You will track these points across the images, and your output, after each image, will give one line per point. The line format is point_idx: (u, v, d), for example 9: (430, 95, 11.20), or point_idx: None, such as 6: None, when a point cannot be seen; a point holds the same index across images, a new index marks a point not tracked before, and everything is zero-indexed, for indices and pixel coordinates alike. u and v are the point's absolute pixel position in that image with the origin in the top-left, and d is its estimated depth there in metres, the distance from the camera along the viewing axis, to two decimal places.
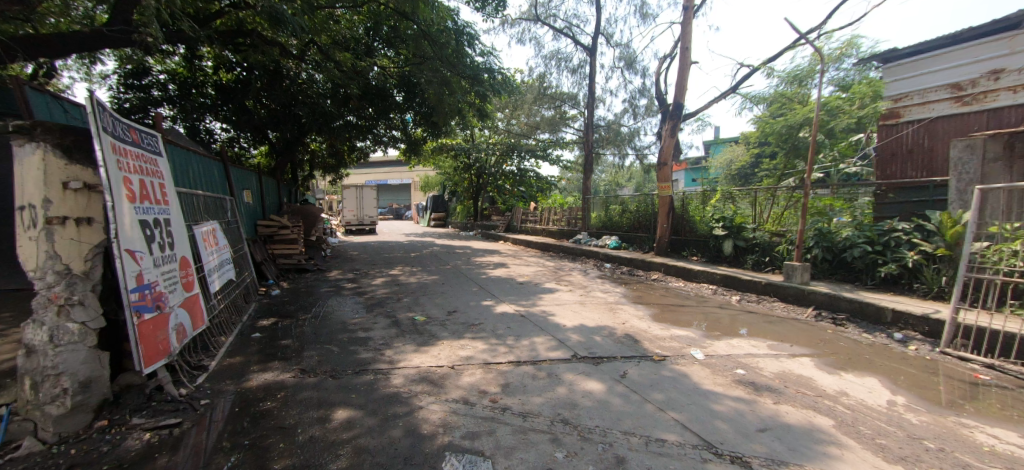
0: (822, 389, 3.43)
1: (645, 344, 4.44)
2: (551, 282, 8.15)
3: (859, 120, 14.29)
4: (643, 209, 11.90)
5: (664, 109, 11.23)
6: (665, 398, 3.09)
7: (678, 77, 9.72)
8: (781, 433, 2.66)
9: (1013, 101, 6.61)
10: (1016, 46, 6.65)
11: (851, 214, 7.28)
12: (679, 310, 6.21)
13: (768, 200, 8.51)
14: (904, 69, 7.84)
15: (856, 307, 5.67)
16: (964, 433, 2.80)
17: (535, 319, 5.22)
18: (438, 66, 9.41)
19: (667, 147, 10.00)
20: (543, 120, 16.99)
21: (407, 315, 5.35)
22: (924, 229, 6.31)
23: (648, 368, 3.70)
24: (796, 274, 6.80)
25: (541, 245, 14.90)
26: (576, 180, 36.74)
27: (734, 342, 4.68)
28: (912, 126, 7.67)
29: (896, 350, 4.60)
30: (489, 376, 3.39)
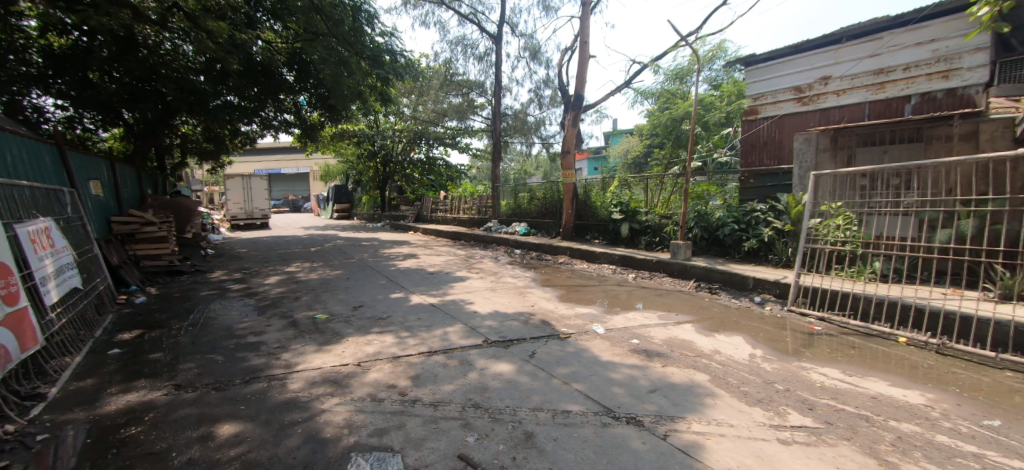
0: (700, 350, 3.91)
1: (552, 324, 4.66)
2: (462, 270, 8.14)
3: (727, 115, 16.43)
4: (550, 196, 12.37)
5: (566, 99, 11.69)
6: (569, 372, 3.27)
7: (579, 70, 10.19)
8: (668, 391, 2.98)
9: (838, 102, 8.03)
10: (839, 56, 8.00)
11: (723, 197, 8.33)
12: (583, 290, 6.59)
13: (657, 186, 9.36)
14: (759, 73, 9.08)
15: (727, 277, 6.52)
16: (804, 374, 3.38)
17: (447, 309, 5.18)
18: (332, 44, 8.68)
19: (570, 136, 10.47)
20: (450, 107, 16.73)
21: (307, 314, 4.97)
22: (776, 209, 7.46)
23: (554, 346, 3.89)
24: (681, 251, 7.61)
25: (452, 234, 14.79)
26: (485, 168, 36.88)
27: (631, 315, 5.10)
28: (765, 122, 8.96)
29: (757, 311, 5.40)
30: (398, 369, 3.29)
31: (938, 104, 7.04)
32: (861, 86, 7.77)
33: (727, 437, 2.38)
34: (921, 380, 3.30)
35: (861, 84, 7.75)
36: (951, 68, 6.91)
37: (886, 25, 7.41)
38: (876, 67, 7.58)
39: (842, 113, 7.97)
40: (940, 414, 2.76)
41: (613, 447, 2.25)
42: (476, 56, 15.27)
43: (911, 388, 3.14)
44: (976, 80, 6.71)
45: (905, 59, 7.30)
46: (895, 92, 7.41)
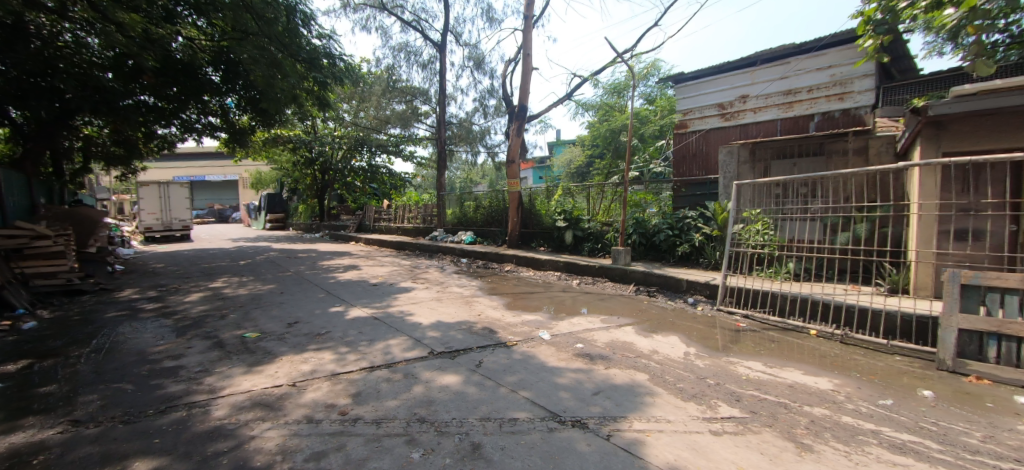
0: (639, 350, 4.08)
1: (498, 332, 4.66)
2: (407, 281, 7.95)
3: (660, 128, 17.54)
4: (496, 204, 12.42)
5: (511, 110, 11.86)
6: (515, 380, 3.28)
7: (522, 80, 10.37)
8: (611, 393, 3.07)
9: (755, 119, 8.79)
10: (755, 78, 8.78)
11: (658, 205, 8.74)
12: (529, 297, 6.66)
13: (598, 194, 9.68)
14: (687, 90, 9.74)
15: (663, 280, 6.86)
16: (732, 368, 3.63)
17: (390, 321, 5.01)
18: (264, 44, 8.20)
19: (514, 146, 10.60)
20: (393, 114, 16.41)
21: (234, 333, 4.60)
22: (704, 216, 7.97)
23: (501, 354, 3.88)
24: (621, 257, 7.93)
25: (396, 243, 14.41)
26: (430, 176, 36.38)
27: (575, 320, 5.23)
28: (694, 136, 9.62)
29: (690, 311, 5.75)
30: (337, 387, 3.13)
31: (836, 122, 7.91)
32: (773, 105, 8.58)
33: (665, 433, 2.50)
34: (829, 367, 3.66)
35: (774, 103, 8.55)
36: (846, 91, 7.81)
37: (792, 51, 8.25)
38: (786, 88, 8.41)
39: (758, 129, 8.74)
40: (846, 397, 3.07)
41: (560, 452, 2.27)
42: (420, 63, 15.11)
43: (822, 375, 3.47)
44: (865, 102, 7.64)
45: (809, 82, 8.16)
46: (801, 111, 8.26)
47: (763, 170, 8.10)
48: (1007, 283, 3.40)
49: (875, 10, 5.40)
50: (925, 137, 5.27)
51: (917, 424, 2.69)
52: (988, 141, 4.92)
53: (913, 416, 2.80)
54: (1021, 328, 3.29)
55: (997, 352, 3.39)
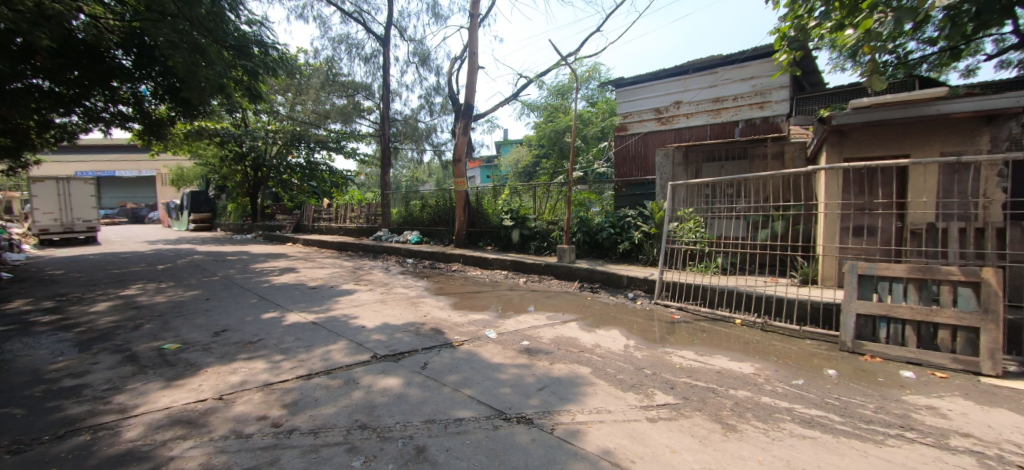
0: (582, 345, 4.20)
1: (444, 332, 4.60)
2: (349, 283, 7.64)
3: (602, 130, 18.23)
4: (442, 204, 12.28)
5: (457, 108, 11.76)
6: (460, 379, 3.26)
7: (468, 79, 10.32)
8: (554, 387, 3.13)
9: (688, 124, 9.34)
10: (687, 85, 9.33)
11: (601, 204, 9.18)
12: (476, 296, 6.65)
13: (544, 194, 9.83)
14: (627, 94, 10.15)
15: (606, 277, 7.11)
16: (668, 358, 3.84)
17: (330, 325, 4.79)
18: (183, 27, 7.53)
19: (460, 144, 10.53)
20: (334, 109, 15.75)
21: (150, 345, 4.19)
22: (643, 215, 8.40)
23: (446, 355, 3.84)
24: (566, 255, 8.12)
25: (337, 244, 13.81)
26: (373, 174, 35.17)
27: (522, 318, 5.28)
28: (633, 138, 10.06)
29: (630, 305, 6.03)
30: (270, 398, 2.95)
31: (757, 129, 8.60)
32: (703, 111, 9.16)
33: (605, 423, 2.59)
34: (751, 353, 3.99)
35: (704, 110, 9.14)
36: (765, 100, 8.50)
37: (720, 62, 8.85)
38: (714, 96, 9.01)
39: (691, 133, 9.30)
40: (765, 379, 3.35)
41: (505, 448, 2.29)
42: (362, 57, 14.60)
43: (745, 361, 3.76)
44: (781, 112, 8.35)
45: (735, 91, 8.80)
46: (728, 117, 8.89)
47: (695, 172, 8.63)
48: (894, 273, 3.87)
49: (788, 27, 6.09)
50: (830, 144, 5.87)
51: (823, 400, 2.99)
52: (879, 148, 5.57)
53: (820, 393, 3.11)
54: (905, 311, 3.76)
55: (887, 334, 3.88)
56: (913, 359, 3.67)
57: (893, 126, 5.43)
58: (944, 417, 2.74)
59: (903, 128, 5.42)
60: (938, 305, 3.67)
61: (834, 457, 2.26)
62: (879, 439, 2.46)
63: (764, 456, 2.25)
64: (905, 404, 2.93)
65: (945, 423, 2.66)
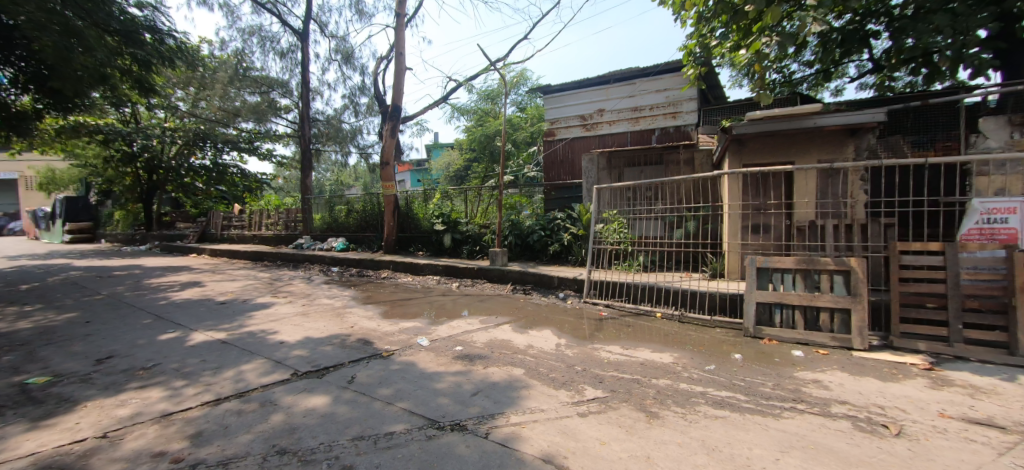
0: (515, 347, 4.24)
1: (374, 343, 4.41)
2: (265, 296, 7.06)
3: (531, 135, 18.70)
4: (369, 208, 11.80)
5: (384, 110, 11.37)
6: (391, 392, 3.13)
7: (395, 80, 10.04)
8: (489, 391, 3.12)
9: (610, 131, 9.85)
10: (608, 94, 9.84)
11: (532, 208, 9.36)
12: (407, 303, 6.44)
13: (475, 198, 9.85)
14: (553, 101, 10.48)
15: (537, 278, 7.25)
16: (597, 354, 4.00)
17: (243, 343, 4.38)
18: (53, 6, 6.52)
19: (388, 147, 10.21)
20: (245, 106, 14.53)
21: (9, 381, 3.54)
22: (572, 217, 8.71)
23: (375, 367, 3.68)
24: (498, 258, 8.16)
25: (252, 254, 12.71)
26: (293, 178, 32.98)
27: (455, 324, 5.21)
28: (560, 144, 10.40)
29: (561, 305, 6.23)
30: (170, 430, 2.62)
31: (671, 137, 9.27)
32: (624, 119, 9.71)
33: (539, 422, 2.62)
34: (670, 344, 4.27)
35: (624, 118, 9.69)
36: (677, 111, 9.18)
37: (637, 74, 9.46)
38: (633, 105, 9.59)
39: (613, 140, 9.81)
40: (682, 367, 3.61)
41: (439, 458, 2.23)
42: (277, 51, 13.63)
43: (666, 351, 4.02)
44: (690, 121, 9.07)
45: (651, 101, 9.42)
46: (646, 125, 9.50)
47: (618, 176, 9.13)
48: (784, 265, 4.38)
49: (694, 45, 6.69)
50: (731, 151, 6.48)
51: (732, 381, 3.29)
52: (771, 156, 6.26)
53: (729, 376, 3.41)
54: (794, 298, 4.26)
55: (780, 319, 4.36)
56: (802, 340, 4.14)
57: (780, 137, 6.13)
58: (828, 389, 3.13)
59: (788, 138, 6.14)
60: (819, 292, 4.19)
61: (743, 433, 2.47)
62: (777, 413, 2.75)
63: (684, 439, 2.41)
64: (797, 380, 3.31)
65: (828, 393, 3.05)
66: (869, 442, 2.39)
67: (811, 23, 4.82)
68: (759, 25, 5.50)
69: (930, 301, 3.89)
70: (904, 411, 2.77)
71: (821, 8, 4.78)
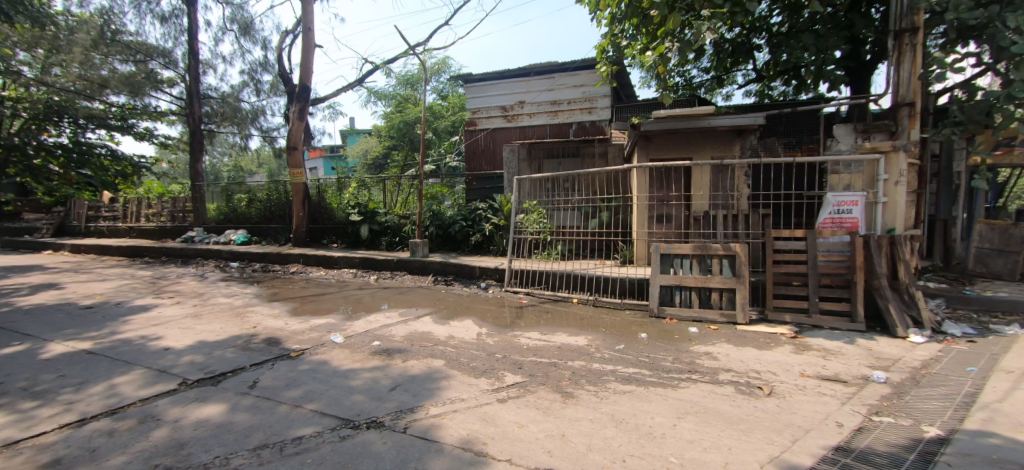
0: (436, 338, 4.21)
1: (280, 342, 4.10)
2: (145, 297, 6.20)
3: (453, 124, 18.48)
4: (275, 198, 10.87)
5: (290, 90, 10.46)
6: (300, 393, 2.95)
7: (303, 58, 9.28)
8: (408, 385, 3.07)
9: (530, 123, 10.05)
10: (529, 87, 10.00)
11: (453, 198, 9.46)
12: (319, 299, 6.07)
13: (395, 187, 9.56)
14: (475, 90, 10.41)
15: (459, 269, 7.22)
16: (517, 340, 4.10)
17: (118, 353, 3.83)
18: None
19: (296, 131, 9.46)
20: (116, 76, 12.49)
21: None
22: (493, 207, 8.77)
23: (282, 368, 3.43)
24: (419, 249, 7.98)
25: (128, 249, 11.07)
26: (181, 162, 29.25)
27: (372, 318, 5.02)
28: (482, 134, 10.39)
29: (484, 295, 6.30)
30: (16, 460, 2.22)
31: (586, 131, 9.69)
32: (543, 112, 9.96)
33: (458, 412, 2.63)
34: (585, 327, 4.52)
35: (544, 111, 9.93)
36: (592, 106, 9.60)
37: (555, 68, 9.72)
38: (553, 99, 9.85)
39: (533, 132, 10.03)
40: (595, 348, 3.85)
41: (354, 458, 2.15)
42: (157, 15, 11.89)
43: (581, 334, 4.25)
44: (604, 117, 9.53)
45: (568, 96, 9.74)
46: (564, 119, 9.81)
47: (538, 168, 9.38)
48: (683, 251, 4.83)
49: (608, 43, 7.03)
50: (639, 146, 6.95)
51: (638, 358, 3.57)
52: (674, 152, 6.83)
53: (636, 354, 3.70)
54: (691, 280, 4.73)
55: (680, 299, 4.82)
56: (698, 317, 4.62)
57: (681, 135, 6.70)
58: (716, 359, 3.53)
59: (687, 136, 6.74)
60: (711, 274, 4.69)
61: (646, 405, 2.70)
62: (674, 384, 3.05)
63: (595, 416, 2.57)
64: (692, 353, 3.69)
65: (717, 363, 3.44)
66: (746, 403, 2.74)
67: (706, 31, 5.30)
68: (663, 29, 5.94)
69: (795, 279, 4.56)
70: (774, 374, 3.23)
71: (714, 18, 5.26)
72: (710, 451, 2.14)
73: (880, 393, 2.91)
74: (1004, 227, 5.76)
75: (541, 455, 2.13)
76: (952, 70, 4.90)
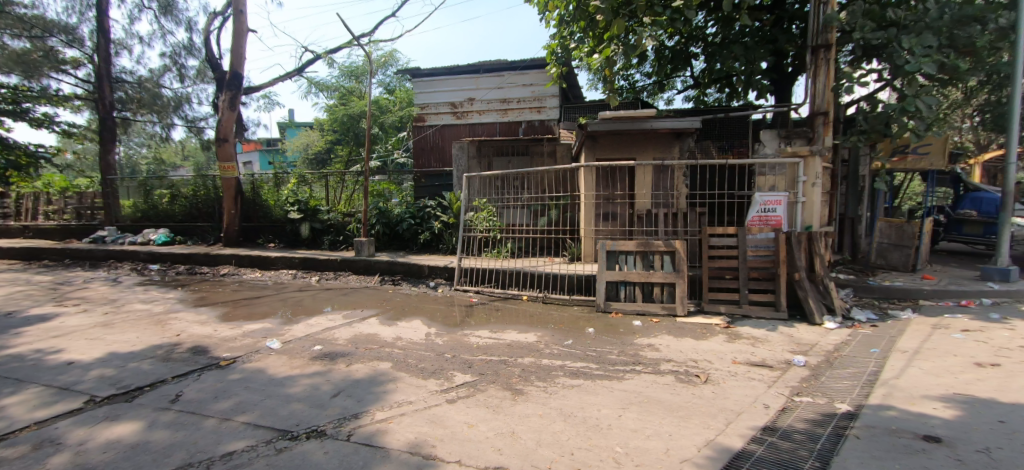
0: (382, 340, 4.07)
1: (208, 351, 3.79)
2: (43, 305, 5.49)
3: (400, 119, 18.01)
4: (202, 194, 10.09)
5: (219, 77, 9.68)
6: (232, 405, 2.73)
7: (234, 43, 8.63)
8: (352, 390, 2.94)
9: (479, 120, 9.99)
10: (478, 84, 9.92)
11: (401, 195, 9.21)
12: (253, 303, 5.67)
13: (339, 183, 9.18)
14: (423, 85, 10.17)
15: (407, 268, 7.04)
16: (467, 339, 4.06)
17: (8, 370, 3.35)
18: None
19: (226, 122, 8.81)
20: (6, 53, 10.97)
21: None
22: (442, 205, 8.64)
23: (211, 379, 3.17)
24: (364, 248, 7.68)
25: (24, 251, 9.79)
26: (89, 153, 26.28)
27: (313, 321, 4.77)
28: (430, 130, 10.18)
29: (432, 294, 6.19)
30: None
31: (535, 130, 9.78)
32: (493, 110, 9.93)
33: (406, 415, 2.56)
34: (534, 324, 4.56)
35: (493, 109, 9.90)
36: (541, 105, 9.70)
37: (505, 66, 9.73)
38: (502, 97, 9.85)
39: (483, 129, 9.98)
40: (545, 344, 3.89)
41: None
42: None
43: (530, 331, 4.28)
44: (552, 116, 9.65)
45: (518, 95, 9.78)
46: (513, 118, 9.84)
47: (487, 165, 9.35)
48: (628, 248, 4.99)
49: (556, 45, 7.13)
50: (587, 146, 7.11)
51: (586, 353, 3.65)
52: (619, 153, 7.05)
53: (583, 348, 3.78)
54: (635, 276, 4.91)
55: (625, 294, 4.99)
56: (641, 310, 4.81)
57: (625, 136, 6.92)
58: (658, 350, 3.68)
59: (630, 138, 6.98)
60: (653, 269, 4.90)
61: (593, 398, 2.76)
62: (620, 376, 3.15)
63: (544, 411, 2.59)
64: (636, 345, 3.82)
65: (659, 354, 3.59)
66: (686, 390, 2.88)
67: (646, 38, 5.52)
68: (608, 33, 6.10)
69: (728, 273, 4.86)
70: (710, 362, 3.42)
71: (655, 25, 5.49)
72: (653, 439, 2.22)
73: (801, 375, 3.16)
74: (899, 224, 6.51)
75: (491, 454, 2.11)
76: (859, 83, 5.45)
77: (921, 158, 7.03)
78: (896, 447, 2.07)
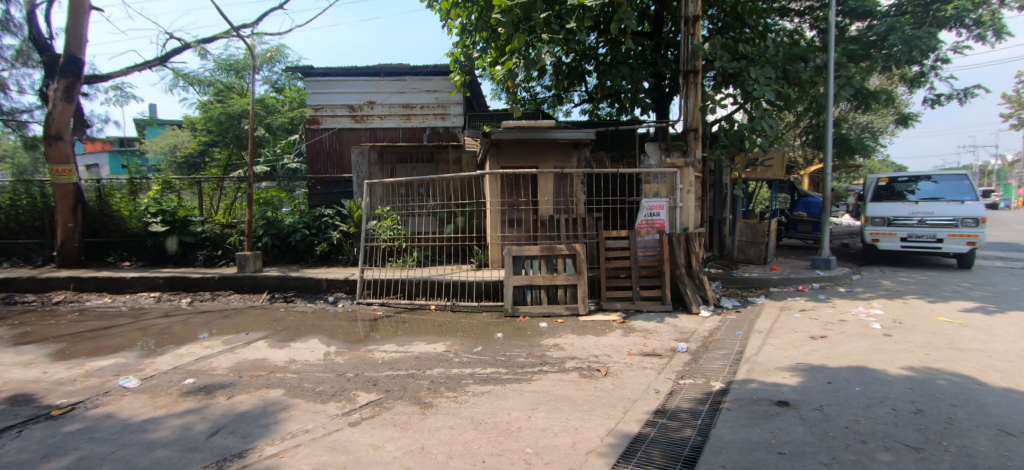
0: (272, 364, 3.69)
1: (35, 400, 3.07)
2: None
3: (290, 121, 16.62)
4: (25, 204, 8.25)
5: (50, 60, 8.01)
6: (70, 462, 2.25)
7: (71, 21, 7.22)
8: (235, 425, 2.60)
9: (381, 125, 9.60)
10: (379, 87, 9.55)
11: (292, 204, 8.47)
12: (102, 335, 4.75)
13: (215, 191, 8.20)
14: (317, 85, 9.49)
15: (301, 283, 6.46)
16: (371, 355, 3.85)
17: None
18: None
19: (61, 116, 7.31)
20: None
21: None
22: (341, 214, 8.14)
23: (39, 433, 2.57)
24: (249, 263, 6.83)
25: None
26: None
27: (184, 350, 4.14)
28: (326, 133, 9.52)
29: (331, 309, 5.78)
30: None
31: (440, 137, 9.66)
32: (395, 115, 9.62)
33: (301, 445, 2.33)
34: (443, 333, 4.49)
35: (395, 113, 9.60)
36: (445, 112, 9.63)
37: (407, 71, 9.50)
38: (405, 102, 9.59)
39: (384, 134, 9.61)
40: (454, 353, 3.84)
41: None
42: None
43: (438, 341, 4.20)
44: (456, 124, 9.62)
45: (421, 100, 9.60)
46: (416, 123, 9.63)
47: (390, 172, 9.02)
48: (533, 252, 5.13)
49: (458, 53, 7.15)
50: (491, 154, 7.22)
51: (494, 358, 3.68)
52: (522, 160, 7.26)
53: (492, 354, 3.81)
54: (540, 279, 5.10)
55: (531, 298, 5.13)
56: (546, 312, 5.01)
57: (527, 144, 7.16)
58: (563, 350, 3.85)
59: (532, 146, 7.24)
60: (556, 272, 5.12)
61: (502, 402, 2.78)
62: (528, 378, 3.23)
63: (454, 422, 2.55)
64: (542, 347, 3.95)
65: (563, 353, 3.76)
66: (588, 385, 3.05)
67: (544, 53, 5.78)
68: (509, 46, 6.29)
69: (622, 273, 5.26)
70: (609, 356, 3.66)
71: (551, 42, 5.78)
72: (560, 435, 2.31)
73: (683, 361, 3.53)
74: (754, 224, 7.62)
75: None
76: (720, 105, 6.31)
77: (768, 169, 8.36)
78: (758, 414, 2.41)
